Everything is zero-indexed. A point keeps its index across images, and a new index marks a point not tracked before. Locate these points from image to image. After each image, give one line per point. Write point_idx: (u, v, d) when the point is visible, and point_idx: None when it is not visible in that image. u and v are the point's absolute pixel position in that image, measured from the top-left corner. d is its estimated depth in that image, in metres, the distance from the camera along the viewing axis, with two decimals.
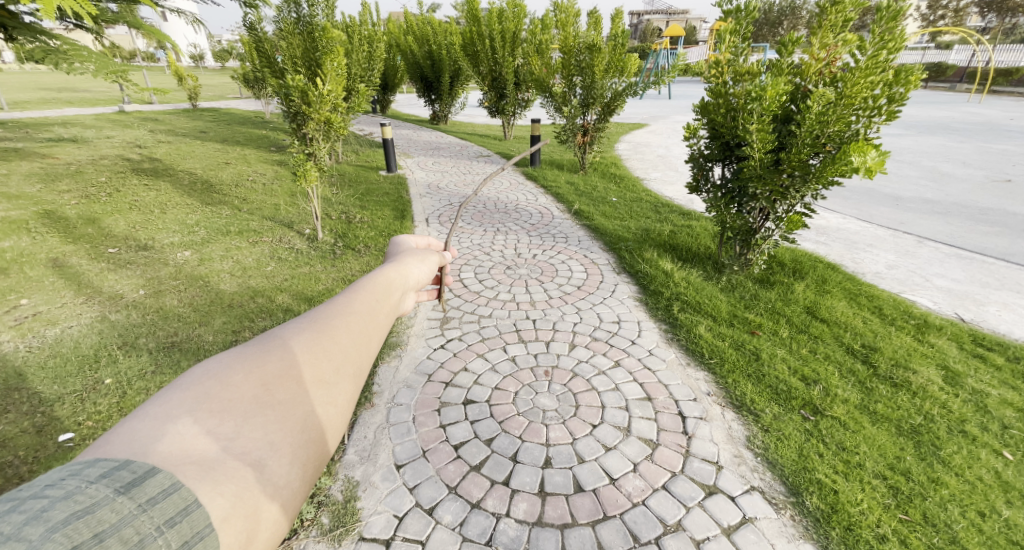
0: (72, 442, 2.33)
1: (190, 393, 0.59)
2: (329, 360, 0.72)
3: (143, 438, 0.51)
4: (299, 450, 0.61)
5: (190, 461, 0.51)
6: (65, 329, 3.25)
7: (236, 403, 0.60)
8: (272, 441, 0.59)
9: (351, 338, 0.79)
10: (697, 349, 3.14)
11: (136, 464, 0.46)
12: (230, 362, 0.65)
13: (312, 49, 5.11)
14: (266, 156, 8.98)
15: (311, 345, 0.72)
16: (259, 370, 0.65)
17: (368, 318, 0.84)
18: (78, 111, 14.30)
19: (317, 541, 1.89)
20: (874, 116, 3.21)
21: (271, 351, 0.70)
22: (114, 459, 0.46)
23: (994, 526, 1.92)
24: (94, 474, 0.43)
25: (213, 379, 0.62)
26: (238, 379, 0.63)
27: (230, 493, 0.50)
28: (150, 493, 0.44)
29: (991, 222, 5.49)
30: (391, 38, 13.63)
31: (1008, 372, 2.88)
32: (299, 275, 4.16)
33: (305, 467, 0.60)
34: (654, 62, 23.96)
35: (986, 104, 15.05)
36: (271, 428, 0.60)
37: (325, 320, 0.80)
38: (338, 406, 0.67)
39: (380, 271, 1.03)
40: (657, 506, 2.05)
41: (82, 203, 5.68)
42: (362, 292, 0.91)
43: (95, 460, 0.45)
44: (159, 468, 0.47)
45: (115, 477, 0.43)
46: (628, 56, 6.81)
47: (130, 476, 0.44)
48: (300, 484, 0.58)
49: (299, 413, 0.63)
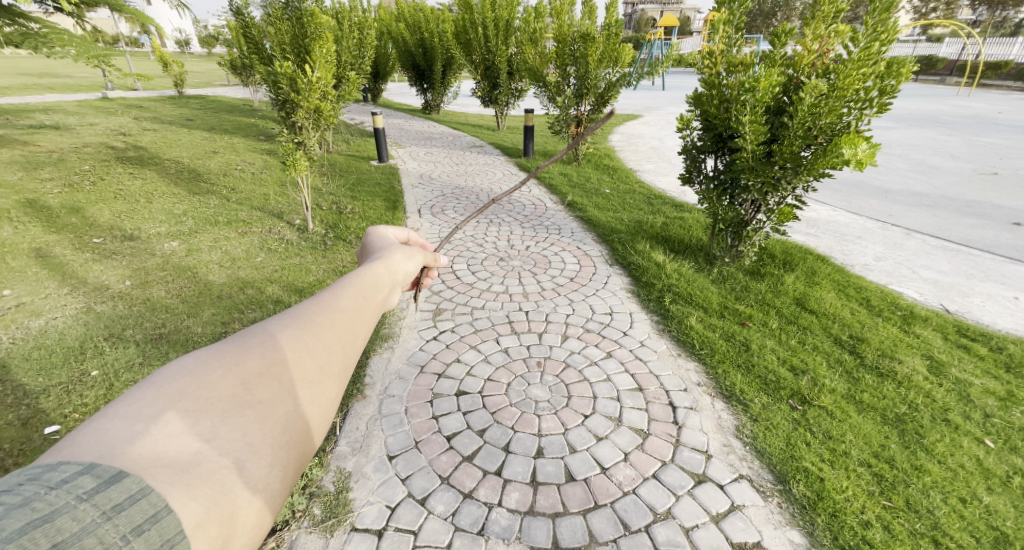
0: (58, 435, 2.30)
1: (163, 392, 0.57)
2: (312, 358, 0.71)
3: (111, 440, 0.49)
4: (280, 452, 0.60)
5: (162, 464, 0.50)
6: (49, 320, 3.19)
7: (213, 403, 0.58)
8: (250, 442, 0.58)
9: (335, 334, 0.77)
10: (688, 340, 3.17)
11: (102, 467, 0.45)
12: (207, 359, 0.64)
13: (301, 35, 4.88)
14: (255, 145, 8.82)
15: (294, 342, 0.71)
16: (239, 368, 0.64)
17: (354, 313, 0.83)
18: (61, 96, 14.00)
19: (308, 532, 1.90)
20: (866, 108, 3.23)
21: (253, 349, 0.68)
22: (78, 462, 0.45)
23: (974, 512, 1.97)
24: (55, 479, 0.42)
25: (190, 376, 0.60)
26: (216, 377, 0.61)
27: (204, 497, 0.49)
28: (116, 499, 0.42)
29: (977, 214, 5.58)
30: (383, 25, 13.35)
31: (991, 362, 2.94)
32: (289, 266, 4.11)
33: (286, 470, 0.59)
34: (649, 52, 23.82)
35: (974, 97, 15.22)
36: (250, 429, 0.59)
37: (309, 315, 0.78)
38: (321, 406, 0.67)
39: (367, 266, 1.01)
40: (647, 494, 2.08)
41: (66, 192, 5.55)
42: (348, 287, 0.90)
43: (57, 464, 0.44)
44: (127, 472, 0.46)
45: (76, 484, 0.42)
46: (622, 45, 6.76)
47: (93, 481, 0.43)
48: (280, 486, 0.57)
49: (280, 412, 0.62)
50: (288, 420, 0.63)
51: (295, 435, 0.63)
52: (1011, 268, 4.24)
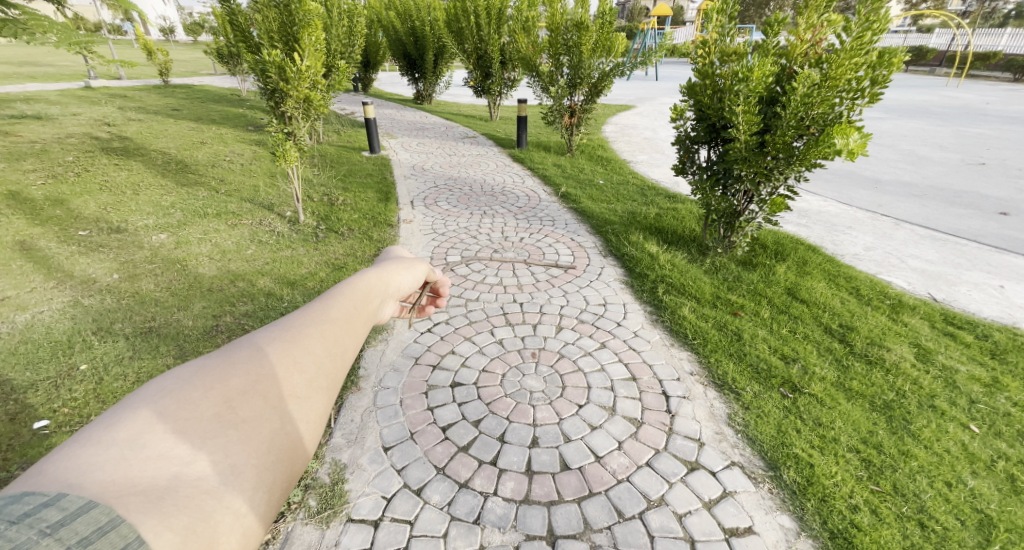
0: (47, 430, 2.27)
1: (141, 416, 0.56)
2: (299, 373, 0.71)
3: (83, 465, 0.48)
4: (264, 473, 0.59)
5: (137, 491, 0.48)
6: (35, 314, 3.13)
7: (196, 423, 0.58)
8: (233, 463, 0.57)
9: (324, 347, 0.78)
10: (681, 330, 3.19)
11: (69, 498, 0.42)
12: (190, 378, 0.63)
13: (290, 23, 4.68)
14: (243, 136, 8.69)
15: (283, 357, 0.72)
16: (223, 386, 0.64)
17: (345, 325, 0.85)
18: (41, 85, 13.65)
19: (304, 524, 1.90)
20: (857, 99, 3.23)
21: (238, 365, 0.68)
22: (45, 492, 0.43)
23: (959, 495, 2.01)
24: (16, 512, 0.39)
25: (171, 397, 0.60)
26: (199, 396, 0.61)
27: (180, 526, 0.46)
28: (81, 532, 0.39)
29: (965, 204, 5.65)
30: (373, 13, 13.09)
31: (977, 349, 2.99)
32: (280, 258, 4.07)
33: (271, 491, 0.58)
34: (642, 42, 23.73)
35: (963, 89, 15.35)
36: (233, 448, 0.58)
37: (299, 330, 0.79)
38: (310, 422, 0.67)
39: (359, 277, 1.03)
40: (640, 482, 2.10)
41: (49, 183, 5.43)
42: (339, 298, 0.91)
43: (22, 494, 0.41)
44: (96, 501, 0.44)
45: (39, 517, 0.39)
46: (616, 34, 6.70)
47: (58, 515, 0.40)
48: (267, 508, 0.56)
49: (266, 431, 0.62)
50: (273, 438, 0.63)
51: (282, 453, 0.63)
52: (997, 257, 4.31)
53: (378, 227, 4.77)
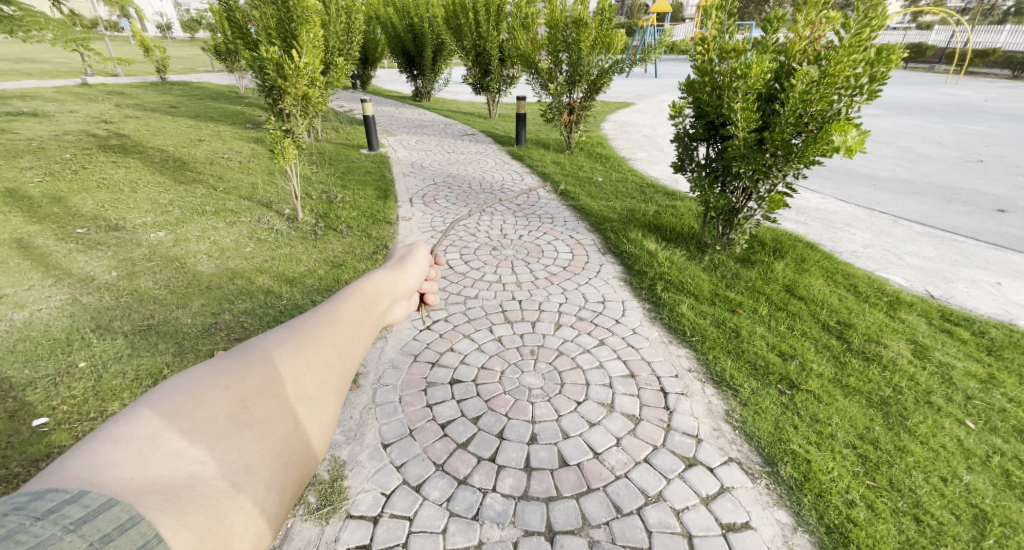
0: (46, 427, 2.27)
1: (158, 413, 0.58)
2: (311, 375, 0.73)
3: (102, 462, 0.50)
4: (277, 473, 0.61)
5: (154, 490, 0.50)
6: (33, 312, 3.13)
7: (211, 423, 0.60)
8: (247, 464, 0.58)
9: (334, 349, 0.81)
10: (679, 327, 3.20)
11: (90, 496, 0.44)
12: (204, 377, 0.66)
13: (287, 19, 4.62)
14: (242, 133, 8.67)
15: (293, 358, 0.74)
16: (237, 386, 0.66)
17: (353, 326, 0.87)
18: (40, 82, 13.67)
19: (303, 520, 1.91)
20: (856, 95, 3.22)
21: (251, 366, 0.71)
22: (66, 490, 0.44)
23: (955, 490, 2.03)
24: (41, 509, 0.40)
25: (185, 396, 0.62)
26: (213, 396, 0.63)
27: (196, 525, 0.48)
28: (103, 529, 0.41)
29: (963, 202, 5.65)
30: (371, 10, 13.03)
31: (973, 346, 3.00)
32: (279, 256, 4.07)
33: (283, 493, 0.60)
34: (641, 39, 23.69)
35: (962, 86, 15.32)
36: (247, 449, 0.60)
37: (309, 331, 0.81)
38: (320, 425, 0.68)
39: (367, 278, 1.06)
40: (638, 478, 2.12)
41: (46, 180, 5.43)
42: (347, 300, 0.94)
43: (45, 491, 0.43)
44: (116, 499, 0.46)
45: (63, 514, 0.41)
46: (615, 31, 6.69)
47: (80, 512, 0.41)
48: (277, 509, 0.58)
49: (280, 431, 0.64)
50: (286, 440, 0.64)
51: (294, 454, 0.64)
52: (994, 254, 4.32)
53: (377, 224, 4.77)
